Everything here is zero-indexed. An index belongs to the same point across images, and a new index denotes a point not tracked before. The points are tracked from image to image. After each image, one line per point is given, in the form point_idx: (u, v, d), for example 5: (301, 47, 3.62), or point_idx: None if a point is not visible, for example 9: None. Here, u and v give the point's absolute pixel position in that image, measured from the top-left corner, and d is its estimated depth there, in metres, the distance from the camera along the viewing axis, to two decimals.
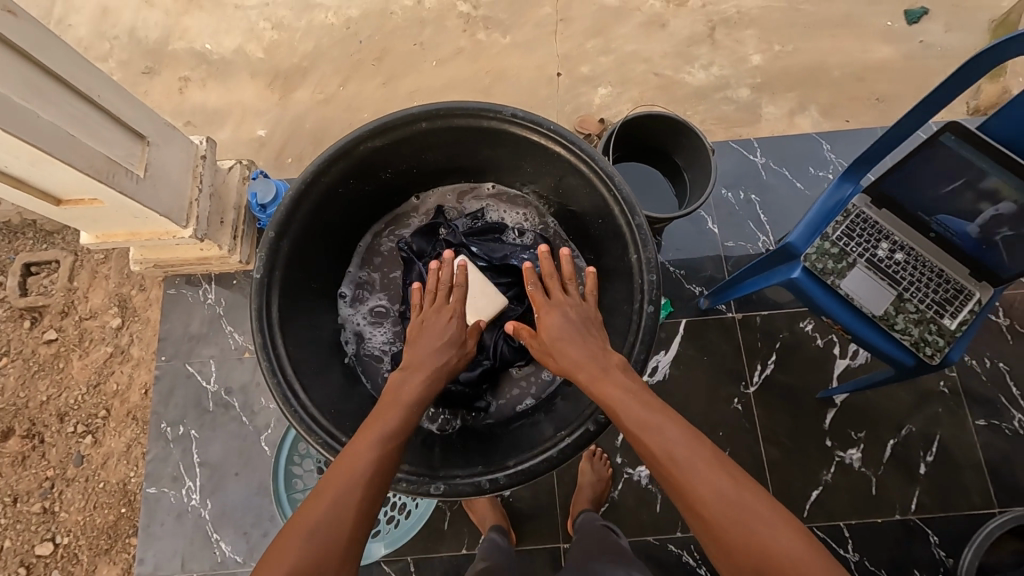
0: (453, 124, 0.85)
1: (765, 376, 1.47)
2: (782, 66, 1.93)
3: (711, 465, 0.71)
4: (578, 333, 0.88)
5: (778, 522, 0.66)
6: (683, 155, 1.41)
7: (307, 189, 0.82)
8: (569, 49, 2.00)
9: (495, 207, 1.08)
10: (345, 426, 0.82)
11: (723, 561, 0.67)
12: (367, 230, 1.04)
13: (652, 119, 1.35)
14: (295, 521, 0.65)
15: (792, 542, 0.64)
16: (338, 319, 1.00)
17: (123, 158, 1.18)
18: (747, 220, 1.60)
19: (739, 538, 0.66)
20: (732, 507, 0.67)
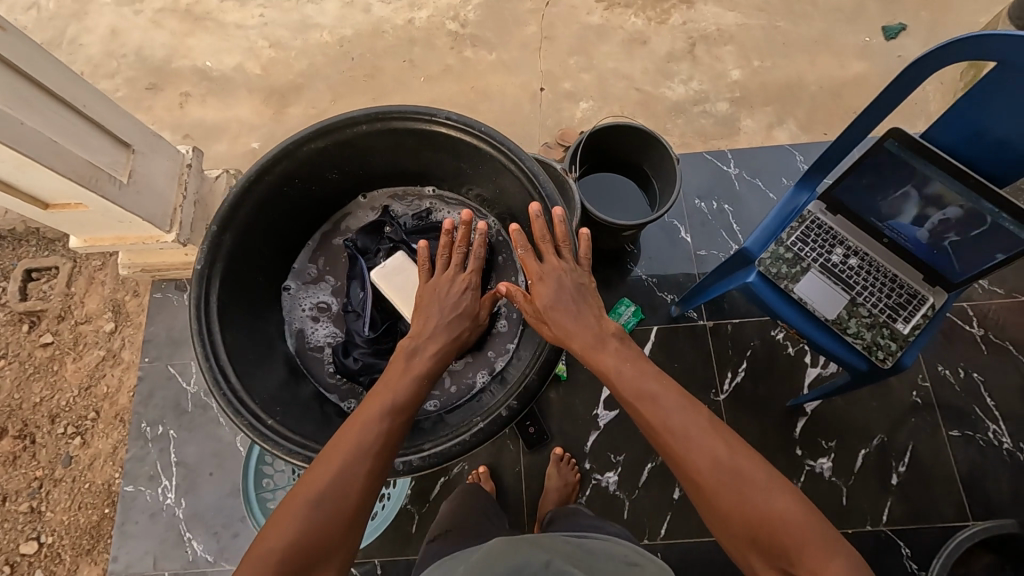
0: (392, 126, 0.91)
1: (735, 383, 1.47)
2: (760, 81, 1.97)
3: (708, 433, 0.75)
4: (578, 300, 0.92)
5: (772, 486, 0.70)
6: (651, 164, 1.45)
7: (253, 186, 0.87)
8: (553, 66, 2.06)
9: (439, 207, 1.11)
10: (270, 406, 0.85)
11: (717, 522, 0.72)
12: (314, 228, 1.08)
13: (618, 129, 1.39)
14: (300, 490, 0.70)
15: (785, 505, 0.68)
16: (283, 312, 1.03)
17: (107, 165, 1.24)
18: (720, 229, 1.62)
19: (734, 504, 0.70)
20: (729, 476, 0.71)
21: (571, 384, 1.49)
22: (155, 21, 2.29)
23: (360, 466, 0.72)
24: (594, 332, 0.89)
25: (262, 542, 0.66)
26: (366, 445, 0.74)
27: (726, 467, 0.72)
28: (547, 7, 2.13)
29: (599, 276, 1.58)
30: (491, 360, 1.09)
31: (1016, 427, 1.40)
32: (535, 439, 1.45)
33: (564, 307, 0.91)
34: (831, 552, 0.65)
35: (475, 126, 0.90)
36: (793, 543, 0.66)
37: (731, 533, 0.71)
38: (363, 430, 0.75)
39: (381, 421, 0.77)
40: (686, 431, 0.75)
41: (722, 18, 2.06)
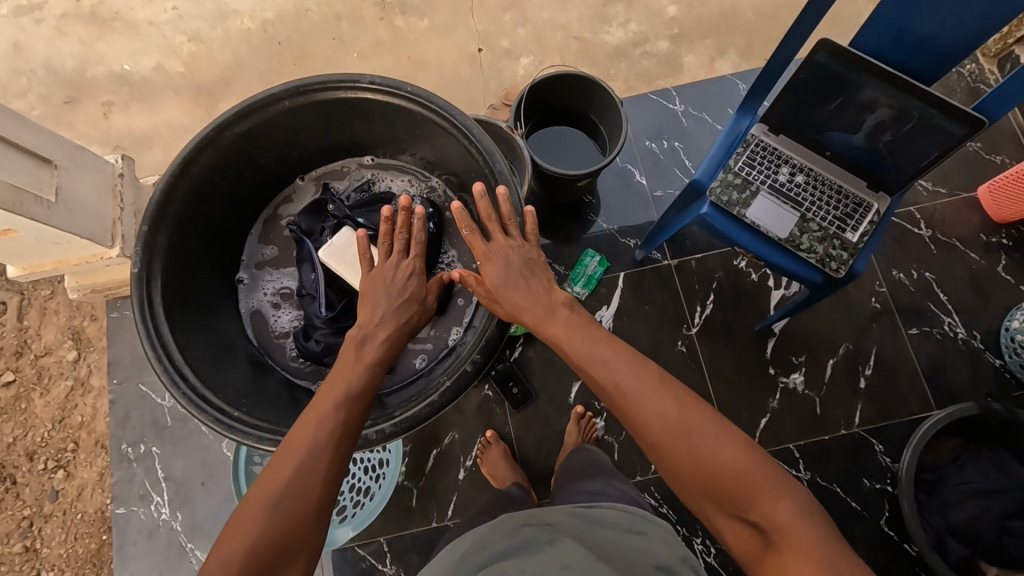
0: (315, 99, 0.88)
1: (705, 316, 1.51)
2: (696, 14, 1.95)
3: (657, 391, 0.78)
4: (526, 274, 0.92)
5: (721, 436, 0.74)
6: (596, 110, 1.44)
7: (181, 178, 0.85)
8: (487, 25, 2.00)
9: (380, 177, 1.08)
10: (235, 400, 0.84)
11: (673, 477, 0.76)
12: (256, 217, 1.04)
13: (559, 79, 1.37)
14: (257, 493, 0.70)
15: (735, 454, 0.72)
16: (239, 307, 1.01)
17: (29, 185, 1.18)
18: (673, 167, 1.63)
19: (685, 456, 0.73)
20: (679, 429, 0.74)
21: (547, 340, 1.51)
22: (60, 29, 2.13)
23: (318, 465, 0.72)
24: (542, 305, 0.90)
25: (219, 552, 0.67)
26: (322, 442, 0.74)
27: (678, 421, 0.75)
28: None
29: (561, 231, 1.58)
30: (461, 316, 1.10)
31: (968, 317, 1.47)
32: (520, 399, 1.47)
33: (512, 282, 0.91)
34: (779, 493, 0.69)
35: (403, 88, 0.88)
36: (743, 487, 0.70)
37: (686, 484, 0.74)
38: (320, 428, 0.75)
39: (339, 415, 0.77)
40: (637, 391, 0.78)
41: None
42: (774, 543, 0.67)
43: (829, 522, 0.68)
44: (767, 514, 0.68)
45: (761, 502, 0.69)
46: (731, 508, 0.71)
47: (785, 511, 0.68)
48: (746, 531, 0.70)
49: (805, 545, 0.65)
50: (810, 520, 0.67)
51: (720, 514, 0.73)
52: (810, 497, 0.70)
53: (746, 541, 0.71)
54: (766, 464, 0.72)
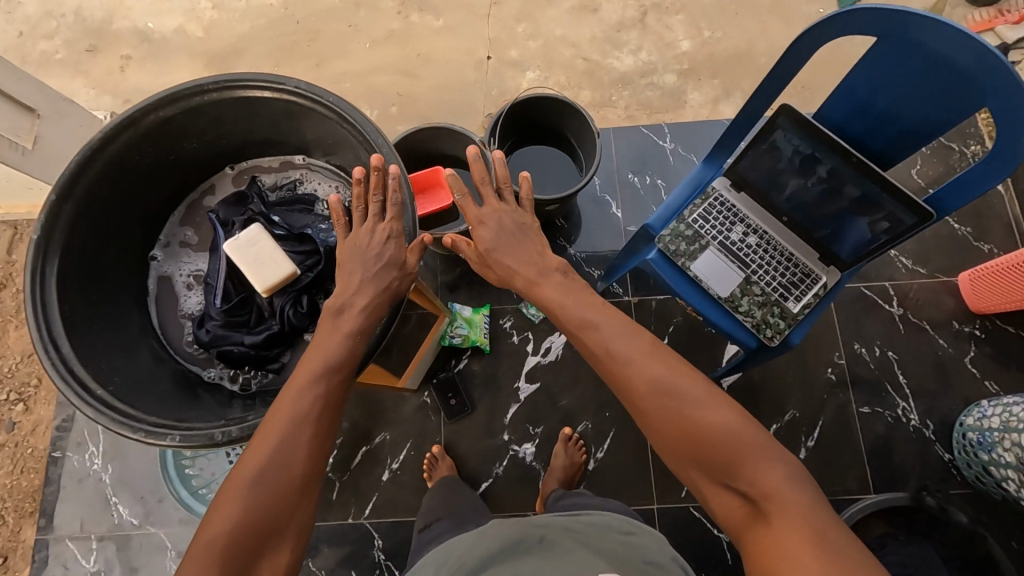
0: (240, 94, 0.92)
1: None
2: (708, 52, 1.93)
3: (652, 361, 0.88)
4: (520, 235, 1.13)
5: (710, 404, 0.83)
6: (575, 135, 1.43)
7: (97, 153, 0.88)
8: (498, 33, 2.01)
9: (309, 177, 1.09)
10: (108, 378, 0.86)
11: (666, 449, 0.85)
12: (181, 199, 1.07)
13: (540, 101, 1.37)
14: (237, 473, 0.76)
15: (726, 425, 0.81)
16: (147, 281, 1.04)
17: (8, 130, 1.22)
18: (651, 204, 1.61)
19: (677, 423, 0.83)
20: (673, 399, 0.84)
21: (493, 356, 1.50)
22: None
23: (301, 438, 0.79)
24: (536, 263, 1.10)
25: (208, 528, 0.73)
26: (302, 416, 0.80)
27: (671, 389, 0.85)
28: None
29: None
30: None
31: (925, 404, 1.42)
32: (456, 411, 1.47)
33: (505, 244, 1.11)
34: (764, 462, 0.78)
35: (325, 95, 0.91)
36: (733, 453, 0.79)
37: (680, 452, 0.84)
38: (296, 407, 0.81)
39: (318, 387, 0.83)
40: (632, 368, 0.88)
41: None
42: (763, 508, 0.75)
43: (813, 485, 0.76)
44: (755, 483, 0.77)
45: (747, 472, 0.78)
46: (721, 478, 0.80)
47: (772, 479, 0.76)
48: (735, 496, 0.79)
49: (794, 510, 0.72)
50: (796, 483, 0.76)
51: (710, 486, 0.81)
52: (797, 464, 0.78)
53: (734, 512, 0.79)
54: (751, 434, 0.80)
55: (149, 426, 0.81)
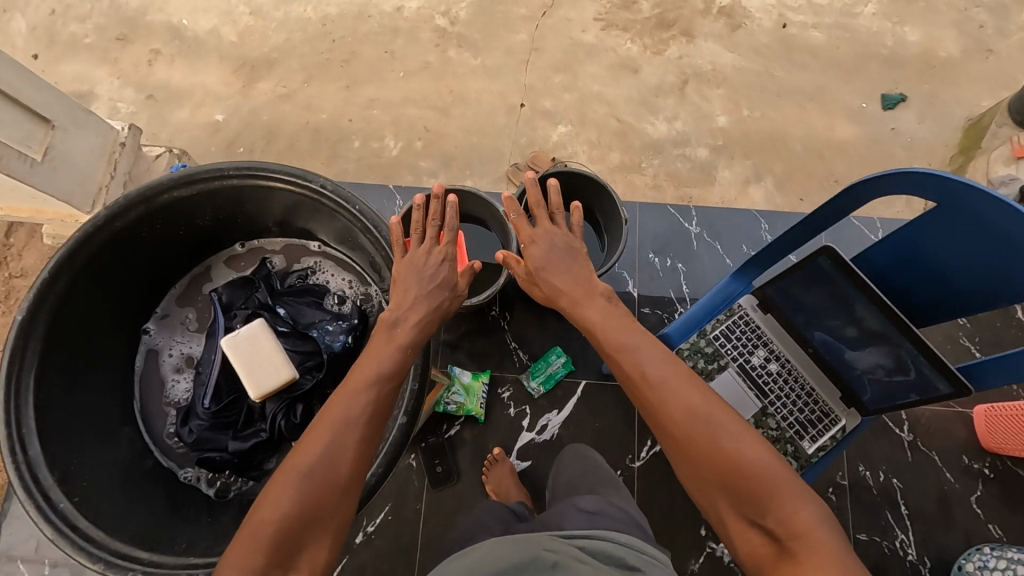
0: (260, 181, 1.01)
1: (653, 453, 1.44)
2: (745, 130, 1.89)
3: (684, 389, 0.96)
4: (568, 257, 1.24)
5: (742, 439, 0.90)
6: (602, 214, 1.42)
7: (98, 230, 0.94)
8: (535, 81, 1.96)
9: (321, 265, 1.23)
10: (79, 483, 0.91)
11: (692, 469, 0.93)
12: (184, 273, 1.19)
13: (572, 176, 1.37)
14: (290, 462, 0.80)
15: (760, 461, 0.89)
16: (137, 363, 1.15)
17: (19, 140, 1.18)
18: (669, 287, 1.55)
19: (705, 452, 0.90)
20: (705, 428, 0.92)
21: (485, 426, 1.45)
22: None
23: (346, 436, 0.83)
24: (583, 285, 1.21)
25: (256, 519, 0.78)
26: (351, 415, 0.84)
27: (708, 416, 0.92)
28: (542, 16, 2.02)
29: (535, 318, 1.52)
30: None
31: (924, 538, 1.37)
32: (440, 479, 1.41)
33: (555, 265, 1.23)
34: (795, 500, 0.85)
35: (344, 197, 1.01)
36: (761, 487, 0.86)
37: (705, 478, 0.91)
38: (346, 407, 0.85)
39: (368, 392, 0.87)
40: (671, 394, 0.95)
41: (720, 57, 1.96)
42: (789, 545, 0.82)
43: (835, 523, 0.84)
44: (784, 521, 0.84)
45: (777, 506, 0.85)
46: (747, 507, 0.88)
47: (799, 517, 0.84)
48: (759, 528, 0.86)
49: (819, 546, 0.80)
50: (821, 522, 0.83)
51: (735, 511, 0.89)
52: (821, 501, 0.86)
53: (757, 539, 0.87)
54: (782, 473, 0.88)
55: (107, 555, 0.83)
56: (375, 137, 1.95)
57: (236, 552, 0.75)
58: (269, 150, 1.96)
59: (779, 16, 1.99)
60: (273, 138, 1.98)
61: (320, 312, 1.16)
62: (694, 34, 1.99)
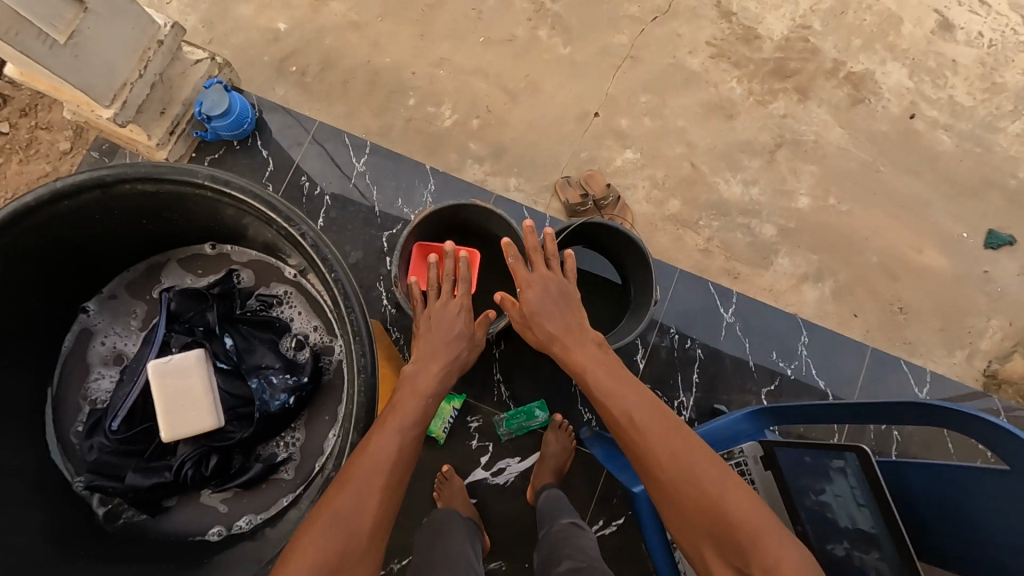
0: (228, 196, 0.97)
1: (600, 533, 1.35)
2: (823, 221, 1.69)
3: (667, 437, 0.96)
4: (562, 307, 1.18)
5: (725, 488, 0.89)
6: (636, 291, 1.28)
7: (42, 205, 0.94)
8: (619, 93, 1.77)
9: (290, 295, 1.26)
10: None
11: (678, 514, 0.91)
12: (139, 264, 1.27)
13: (621, 239, 1.24)
14: (323, 509, 0.81)
15: (737, 506, 0.86)
16: (64, 346, 1.22)
17: (42, 17, 1.08)
18: (677, 371, 1.42)
19: (687, 496, 0.90)
20: (689, 475, 0.91)
21: (441, 450, 1.38)
22: None
23: (377, 483, 0.84)
24: (577, 339, 1.16)
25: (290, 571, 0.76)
26: (383, 458, 0.86)
27: (686, 458, 0.93)
28: (652, 23, 1.80)
29: (528, 358, 1.41)
30: (322, 438, 1.20)
31: None
32: None
33: (549, 310, 1.18)
34: (779, 546, 0.81)
35: (322, 251, 0.92)
36: (745, 535, 0.83)
37: (689, 525, 0.89)
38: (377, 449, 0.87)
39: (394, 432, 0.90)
40: (652, 434, 0.97)
41: (826, 132, 1.74)
42: None
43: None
44: (767, 567, 0.79)
45: (758, 550, 0.81)
46: (733, 553, 0.83)
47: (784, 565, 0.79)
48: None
49: None
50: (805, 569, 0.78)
51: (721, 558, 0.85)
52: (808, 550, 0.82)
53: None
54: (760, 517, 0.85)
55: None
56: (432, 101, 1.77)
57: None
58: (321, 78, 1.82)
59: (910, 104, 1.75)
60: (328, 67, 1.83)
61: (274, 355, 1.18)
62: (808, 95, 1.76)
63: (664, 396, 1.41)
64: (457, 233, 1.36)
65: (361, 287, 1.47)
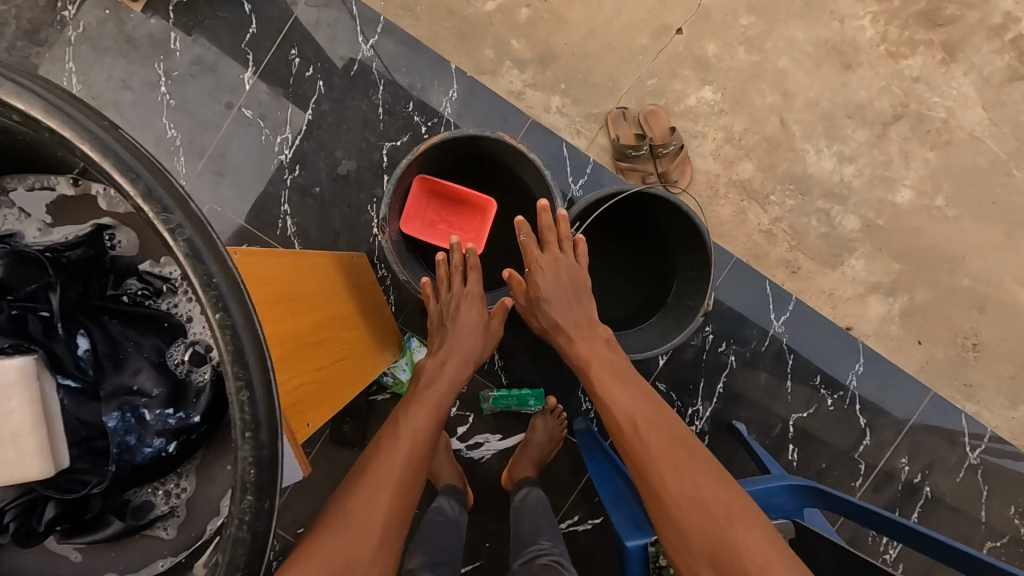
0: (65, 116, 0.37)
1: (572, 528, 1.22)
2: (920, 224, 1.37)
3: (671, 451, 0.81)
4: (572, 295, 0.99)
5: (736, 516, 0.73)
6: (677, 292, 1.03)
7: None
8: (714, 10, 1.36)
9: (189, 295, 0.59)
10: None
11: (679, 540, 0.75)
12: None
13: (678, 225, 0.98)
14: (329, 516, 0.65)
15: (747, 535, 0.71)
16: None
17: None
18: (700, 375, 1.22)
19: (691, 522, 0.75)
20: (694, 500, 0.76)
21: None
22: None
23: (386, 491, 0.70)
24: (585, 333, 0.97)
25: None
26: (391, 465, 0.74)
27: (687, 472, 0.78)
28: None
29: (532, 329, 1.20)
30: (218, 496, 0.55)
31: None
32: (342, 439, 1.19)
33: (559, 297, 0.99)
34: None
35: (225, 263, 0.38)
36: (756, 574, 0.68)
37: (691, 558, 0.74)
38: (384, 456, 0.75)
39: (404, 431, 0.80)
40: (653, 441, 0.82)
41: (962, 111, 1.37)
42: None
43: None
44: None
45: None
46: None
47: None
48: None
49: None
50: None
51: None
52: None
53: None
54: (772, 548, 0.70)
55: None
56: None
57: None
58: None
59: None
60: None
61: (154, 374, 0.56)
62: (956, 56, 1.36)
63: (678, 400, 1.22)
64: (469, 170, 1.10)
65: (348, 208, 1.20)
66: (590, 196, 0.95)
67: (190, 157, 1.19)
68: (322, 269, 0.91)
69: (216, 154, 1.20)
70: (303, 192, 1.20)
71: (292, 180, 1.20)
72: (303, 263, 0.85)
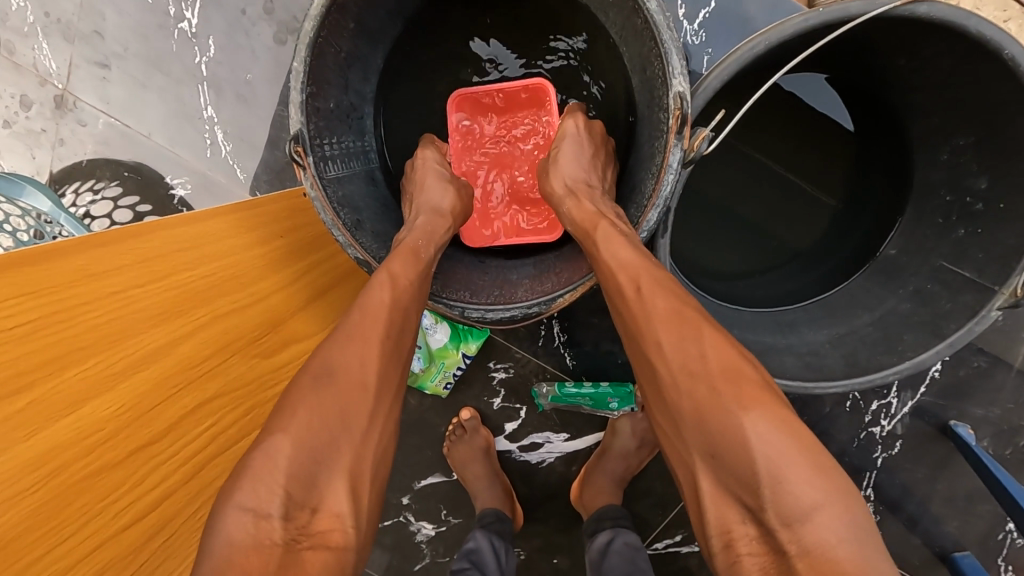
0: None
1: (674, 550, 0.84)
2: None
3: (680, 305, 0.41)
4: (592, 153, 0.54)
5: (761, 396, 0.37)
6: (905, 236, 0.56)
7: None
8: None
9: None
10: None
11: (665, 417, 0.41)
12: None
13: (956, 99, 0.48)
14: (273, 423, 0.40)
15: (762, 419, 0.36)
16: None
17: None
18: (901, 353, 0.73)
19: (693, 406, 0.38)
20: (697, 374, 0.39)
21: (444, 402, 0.85)
22: None
23: (369, 343, 0.43)
24: (597, 194, 0.52)
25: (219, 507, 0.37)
26: (368, 317, 0.44)
27: (686, 326, 0.40)
28: None
29: None
30: None
31: None
32: None
33: (574, 150, 0.54)
34: (814, 491, 0.34)
35: None
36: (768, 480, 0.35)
37: (677, 443, 0.40)
38: (359, 303, 0.45)
39: (377, 278, 0.47)
40: (659, 296, 0.42)
41: None
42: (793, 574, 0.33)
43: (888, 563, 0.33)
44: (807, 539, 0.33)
45: (785, 497, 0.34)
46: (740, 493, 0.36)
47: (825, 538, 0.33)
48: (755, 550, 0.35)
49: None
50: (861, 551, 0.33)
51: (718, 501, 0.37)
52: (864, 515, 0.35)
53: (750, 568, 0.35)
54: (790, 436, 0.36)
55: None
56: None
57: (249, 488, 0.37)
58: None
59: None
60: None
61: None
62: None
63: (858, 391, 0.75)
64: (484, 10, 0.60)
65: None
66: (755, 40, 0.41)
67: (56, 41, 0.76)
68: (171, 266, 0.51)
69: (89, 33, 0.75)
70: (228, 81, 0.75)
71: (210, 65, 0.75)
72: (100, 274, 0.47)
